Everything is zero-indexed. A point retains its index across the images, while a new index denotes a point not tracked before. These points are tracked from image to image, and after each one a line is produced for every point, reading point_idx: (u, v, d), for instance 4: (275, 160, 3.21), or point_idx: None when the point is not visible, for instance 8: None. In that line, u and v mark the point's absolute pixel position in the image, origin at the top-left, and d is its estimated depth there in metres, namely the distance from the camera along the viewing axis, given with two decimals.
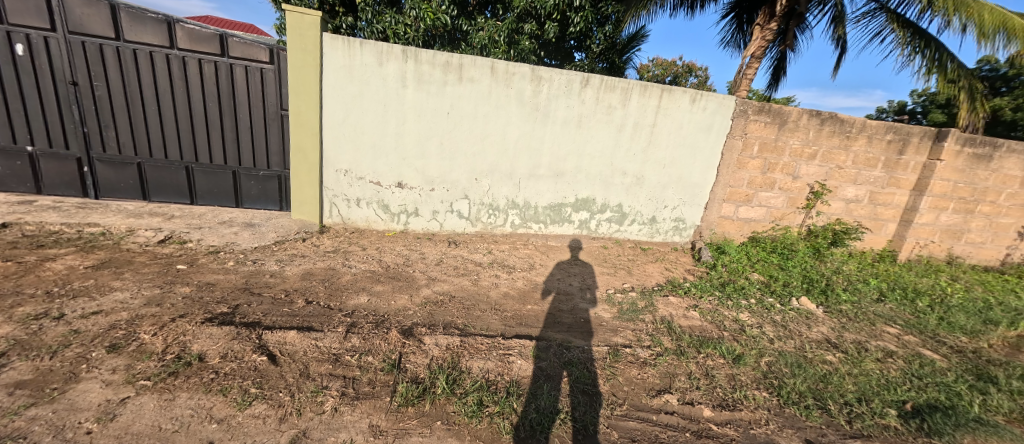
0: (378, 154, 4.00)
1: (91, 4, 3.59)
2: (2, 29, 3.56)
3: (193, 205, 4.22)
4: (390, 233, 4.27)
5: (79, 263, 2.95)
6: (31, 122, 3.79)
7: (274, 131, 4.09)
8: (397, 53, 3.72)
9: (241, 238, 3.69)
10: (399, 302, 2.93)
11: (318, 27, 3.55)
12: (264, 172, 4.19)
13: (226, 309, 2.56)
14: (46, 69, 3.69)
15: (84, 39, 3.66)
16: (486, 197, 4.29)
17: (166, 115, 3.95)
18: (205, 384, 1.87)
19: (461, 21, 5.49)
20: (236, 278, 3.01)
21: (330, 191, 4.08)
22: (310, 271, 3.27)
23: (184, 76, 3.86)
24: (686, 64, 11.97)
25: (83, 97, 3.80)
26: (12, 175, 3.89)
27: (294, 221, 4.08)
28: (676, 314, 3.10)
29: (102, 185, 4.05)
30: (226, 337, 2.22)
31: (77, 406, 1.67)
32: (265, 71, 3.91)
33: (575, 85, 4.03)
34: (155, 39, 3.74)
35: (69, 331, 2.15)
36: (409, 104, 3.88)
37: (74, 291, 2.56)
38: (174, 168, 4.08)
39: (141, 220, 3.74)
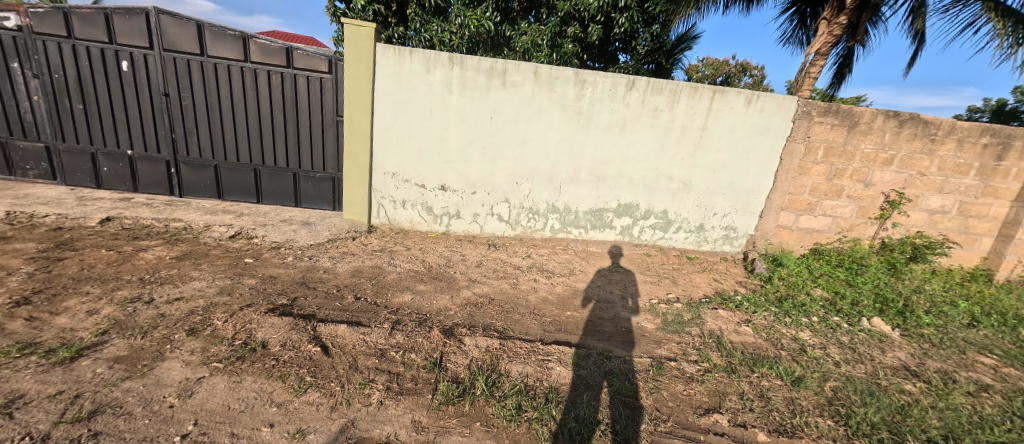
0: (423, 157, 4.15)
1: (182, 24, 4.05)
2: (112, 48, 4.11)
3: (259, 203, 4.61)
4: (432, 234, 4.41)
5: (165, 254, 3.32)
6: (132, 129, 4.34)
7: (330, 136, 4.37)
8: (443, 60, 3.85)
9: (299, 236, 3.96)
10: (440, 302, 3.01)
11: (372, 37, 3.76)
12: (321, 174, 4.49)
13: (286, 301, 2.77)
14: (144, 82, 4.21)
15: (175, 55, 4.13)
16: (526, 201, 4.30)
17: (239, 122, 4.35)
18: (267, 369, 2.04)
19: (504, 26, 5.59)
20: (294, 273, 3.25)
21: (378, 193, 4.29)
22: (358, 269, 3.45)
23: (255, 86, 4.24)
24: (741, 63, 11.34)
25: (173, 107, 4.28)
26: (115, 175, 4.46)
27: (346, 220, 4.33)
28: (726, 329, 2.92)
29: (185, 185, 4.53)
30: (286, 327, 2.40)
31: (162, 382, 1.88)
32: (324, 80, 4.20)
33: (620, 88, 3.95)
34: (232, 54, 4.14)
35: (156, 314, 2.43)
36: (453, 109, 3.99)
37: (161, 279, 2.88)
38: (244, 170, 4.48)
39: (216, 217, 4.13)
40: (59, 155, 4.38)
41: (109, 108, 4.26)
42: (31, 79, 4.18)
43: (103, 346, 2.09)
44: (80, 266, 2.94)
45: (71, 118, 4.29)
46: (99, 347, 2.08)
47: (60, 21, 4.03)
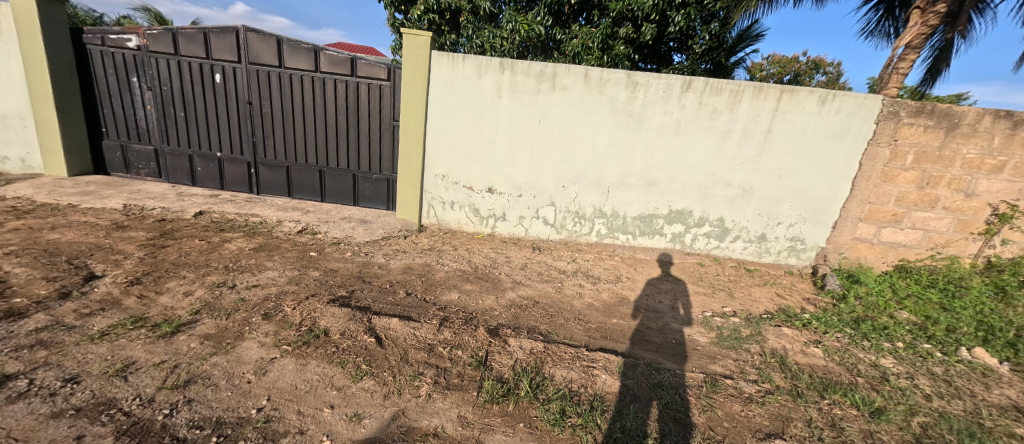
0: (472, 160, 4.26)
1: (264, 40, 4.52)
2: (208, 63, 4.67)
3: (323, 202, 4.99)
4: (478, 235, 4.51)
5: (245, 245, 3.70)
6: (220, 134, 4.89)
7: (387, 139, 4.63)
8: (494, 65, 3.94)
9: (357, 233, 4.24)
10: (485, 302, 3.07)
11: (428, 46, 3.95)
12: (378, 175, 4.77)
13: (345, 293, 2.98)
14: (232, 92, 4.73)
15: (257, 68, 4.61)
16: (572, 205, 4.26)
17: (308, 126, 4.74)
18: (329, 355, 2.20)
19: (555, 30, 5.58)
20: (353, 267, 3.48)
21: (429, 194, 4.47)
22: (410, 266, 3.62)
23: (323, 94, 4.60)
24: (813, 59, 10.44)
25: (254, 113, 4.76)
26: (206, 174, 5.05)
27: (399, 220, 4.55)
28: (791, 349, 2.70)
29: (262, 183, 5.02)
30: (345, 317, 2.58)
31: (241, 359, 2.10)
32: (383, 87, 4.46)
33: (675, 90, 3.79)
34: (304, 65, 4.53)
35: (237, 298, 2.72)
36: (503, 113, 4.06)
37: (241, 268, 3.22)
38: (312, 171, 4.87)
39: (286, 213, 4.54)
40: (163, 157, 5.05)
41: (203, 115, 4.84)
42: (145, 91, 4.86)
43: (196, 324, 2.38)
44: (178, 253, 3.37)
45: (174, 124, 4.92)
46: (192, 324, 2.37)
47: (168, 40, 4.65)
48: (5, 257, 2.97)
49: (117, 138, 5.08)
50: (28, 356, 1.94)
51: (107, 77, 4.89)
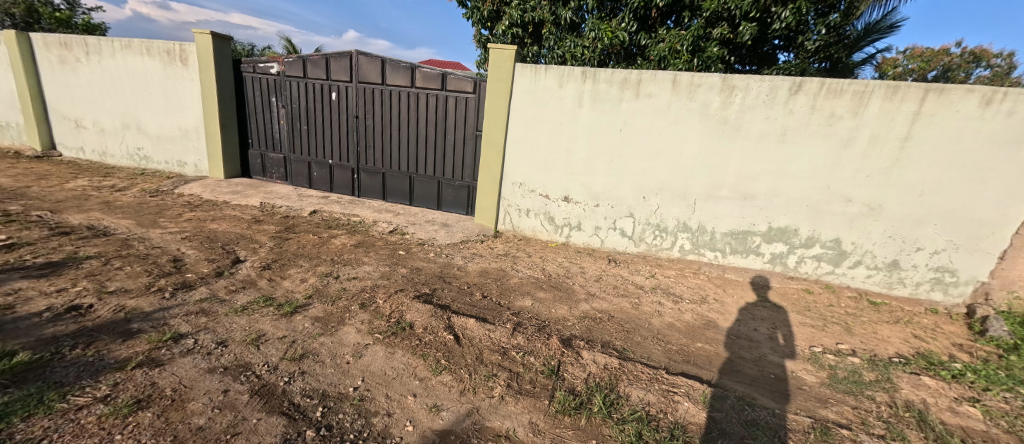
0: (549, 169, 4.29)
1: (371, 61, 5.11)
2: (326, 83, 5.42)
3: (411, 205, 5.42)
4: (552, 243, 4.50)
5: (347, 241, 4.18)
6: (332, 144, 5.62)
7: (470, 148, 4.89)
8: (576, 74, 3.94)
9: (439, 235, 4.53)
10: (558, 311, 3.05)
11: (513, 59, 4.10)
12: (460, 182, 5.05)
13: (428, 290, 3.20)
14: (343, 107, 5.41)
15: (364, 86, 5.23)
16: (653, 217, 4.04)
17: (402, 136, 5.22)
18: (413, 347, 2.38)
19: (639, 35, 5.38)
20: (435, 267, 3.72)
21: (506, 201, 4.61)
22: (486, 270, 3.75)
23: (417, 107, 5.04)
24: (972, 49, 8.54)
25: (359, 126, 5.39)
26: (319, 178, 5.83)
27: (477, 225, 4.76)
28: (933, 404, 2.21)
29: (362, 187, 5.64)
30: (428, 313, 2.77)
31: (341, 342, 2.37)
32: (469, 100, 4.74)
33: (781, 93, 3.40)
34: (402, 81, 5.01)
35: (339, 288, 3.09)
36: (583, 121, 4.03)
37: (343, 261, 3.65)
38: (403, 177, 5.34)
39: (381, 214, 5.03)
40: (289, 163, 5.96)
41: (320, 128, 5.62)
42: (279, 108, 5.81)
43: (309, 306, 2.76)
44: (296, 246, 3.93)
45: (298, 135, 5.79)
46: (305, 307, 2.75)
47: (298, 66, 5.51)
48: (180, 240, 3.76)
49: (257, 147, 6.13)
50: (193, 320, 2.43)
51: (254, 98, 5.95)
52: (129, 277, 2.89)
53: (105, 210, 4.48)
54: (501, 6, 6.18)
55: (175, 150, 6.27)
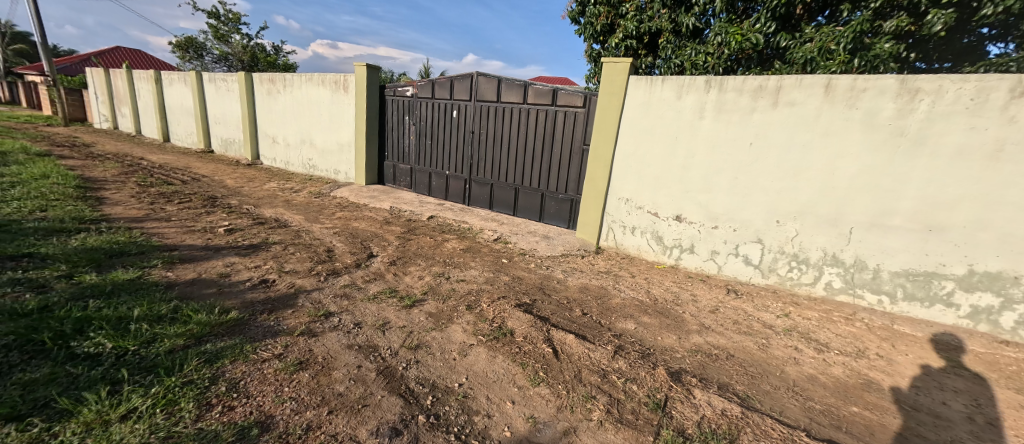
0: (660, 185, 4.01)
1: (490, 81, 5.52)
2: (449, 102, 6.03)
3: (514, 216, 5.62)
4: (659, 265, 4.17)
5: (457, 246, 4.53)
6: (450, 157, 6.20)
7: (576, 162, 4.88)
8: (699, 84, 3.64)
9: (541, 247, 4.58)
10: (665, 340, 2.80)
11: (628, 71, 4.00)
12: (563, 195, 5.06)
13: (528, 301, 3.24)
14: (462, 123, 5.94)
15: (481, 104, 5.66)
16: (788, 245, 3.45)
17: (511, 150, 5.48)
18: (513, 354, 2.44)
19: (778, 36, 4.69)
20: (535, 278, 3.77)
21: (610, 217, 4.46)
22: (587, 286, 3.65)
23: (527, 122, 5.25)
24: None
25: (474, 140, 5.85)
26: (437, 187, 6.47)
27: (579, 239, 4.70)
28: None
29: (471, 197, 6.07)
30: (528, 323, 2.81)
31: (449, 339, 2.56)
32: (578, 114, 4.76)
33: (995, 96, 2.59)
34: (515, 98, 5.29)
35: (449, 288, 3.36)
36: (703, 134, 3.69)
37: (453, 264, 3.96)
38: (509, 188, 5.59)
39: (487, 223, 5.32)
40: (414, 173, 6.76)
41: (441, 142, 6.26)
42: (410, 125, 6.66)
43: (424, 302, 3.05)
44: (416, 246, 4.41)
45: (423, 149, 6.54)
46: (421, 302, 3.06)
47: (429, 88, 6.26)
48: (333, 234, 4.55)
49: (391, 159, 7.11)
50: (337, 302, 2.90)
51: (392, 117, 6.95)
52: (298, 260, 3.60)
53: (285, 207, 5.69)
54: (615, 19, 6.07)
55: (333, 160, 7.65)
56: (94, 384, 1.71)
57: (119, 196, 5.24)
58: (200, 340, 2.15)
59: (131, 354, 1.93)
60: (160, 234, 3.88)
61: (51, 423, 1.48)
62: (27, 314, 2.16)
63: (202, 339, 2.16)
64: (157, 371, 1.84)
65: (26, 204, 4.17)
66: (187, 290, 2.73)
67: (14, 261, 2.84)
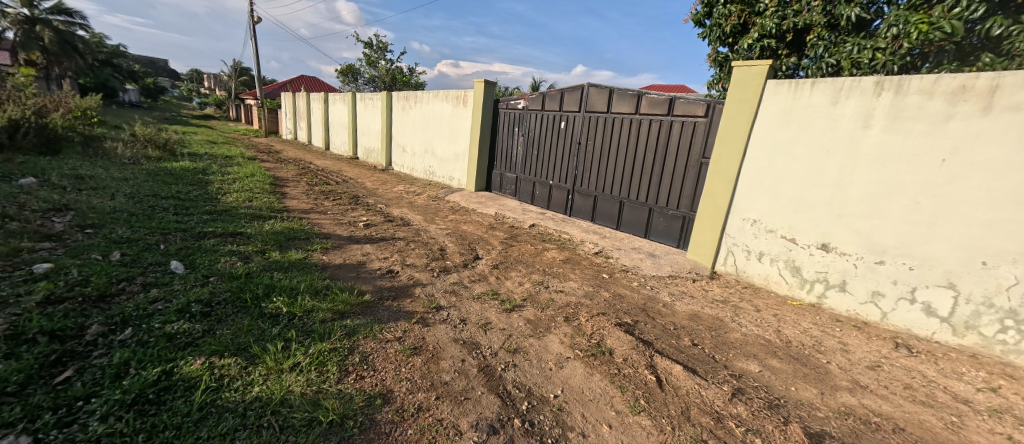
0: (801, 207, 3.42)
1: (601, 92, 5.46)
2: (559, 114, 6.13)
3: (617, 230, 5.41)
4: (793, 300, 3.53)
5: (557, 256, 4.54)
6: (555, 167, 6.27)
7: (691, 176, 4.49)
8: (866, 87, 3.01)
9: (645, 265, 4.31)
10: (799, 392, 2.35)
11: (762, 75, 3.56)
12: (674, 211, 4.70)
13: (630, 321, 3.06)
14: (569, 134, 5.98)
15: (590, 114, 5.63)
16: (1000, 297, 2.55)
17: (618, 162, 5.31)
18: (612, 376, 2.33)
19: (992, 20, 3.56)
20: (638, 298, 3.55)
21: (732, 239, 3.96)
22: (699, 314, 3.29)
23: (638, 133, 5.03)
24: None
25: (581, 151, 5.82)
26: (540, 196, 6.60)
27: (690, 261, 4.29)
28: None
29: (574, 207, 6.03)
30: (629, 345, 2.66)
31: (547, 348, 2.57)
32: (698, 124, 4.39)
33: None
34: (628, 108, 5.12)
35: (548, 298, 3.38)
36: (867, 147, 3.03)
37: (553, 273, 3.97)
38: (614, 201, 5.40)
39: (589, 235, 5.22)
40: (519, 182, 7.02)
41: (548, 152, 6.38)
42: (520, 137, 6.95)
43: (523, 308, 3.13)
44: (518, 253, 4.55)
45: (530, 159, 6.75)
46: (520, 307, 3.14)
47: (539, 101, 6.47)
48: (446, 235, 4.99)
49: (499, 168, 7.51)
50: (446, 297, 3.16)
51: (504, 129, 7.35)
52: (417, 256, 4.04)
53: (409, 208, 6.45)
54: (750, 18, 5.43)
55: (449, 168, 8.41)
56: (274, 338, 2.18)
57: (295, 192, 6.61)
58: (342, 315, 2.56)
59: (297, 319, 2.41)
60: (318, 225, 4.75)
61: (247, 363, 1.94)
62: (237, 277, 2.86)
63: (343, 314, 2.58)
64: (313, 335, 2.26)
65: (240, 195, 5.55)
66: (334, 272, 3.29)
67: (231, 237, 3.80)
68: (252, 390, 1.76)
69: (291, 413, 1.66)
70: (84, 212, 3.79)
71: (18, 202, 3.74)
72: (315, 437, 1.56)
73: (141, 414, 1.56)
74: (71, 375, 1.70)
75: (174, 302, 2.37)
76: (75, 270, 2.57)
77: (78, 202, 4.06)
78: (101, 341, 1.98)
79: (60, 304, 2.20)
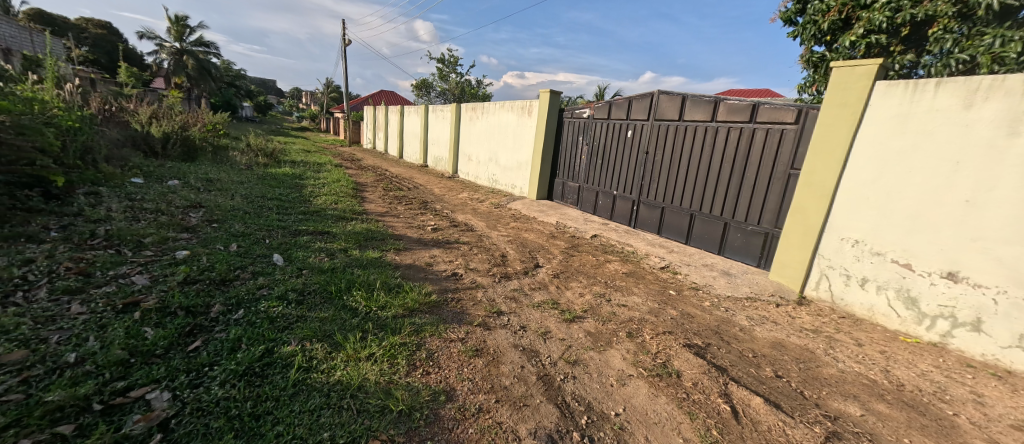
0: (918, 227, 2.91)
1: (672, 99, 5.22)
2: (626, 122, 5.96)
3: (686, 244, 5.08)
4: (906, 337, 2.99)
5: (620, 268, 4.39)
6: (619, 176, 6.08)
7: (776, 189, 4.09)
8: (1012, 86, 2.51)
9: (719, 284, 3.98)
10: None
11: (869, 76, 3.15)
12: (753, 227, 4.30)
13: (701, 343, 2.84)
14: (636, 143, 5.77)
15: (660, 122, 5.39)
16: None
17: (690, 172, 5.00)
18: (680, 400, 2.17)
19: None
20: (711, 319, 3.28)
21: (826, 261, 3.50)
22: (783, 342, 2.95)
23: (714, 142, 4.71)
24: None
25: (648, 160, 5.58)
26: (603, 207, 6.43)
27: (773, 283, 3.88)
28: None
29: (638, 219, 5.79)
30: (699, 369, 2.48)
31: (608, 363, 2.49)
32: (786, 131, 4.00)
33: None
34: (703, 115, 4.83)
35: (610, 311, 3.27)
36: (1013, 158, 2.50)
37: (615, 286, 3.84)
38: (683, 213, 5.09)
39: (655, 249, 4.97)
40: (581, 191, 6.92)
41: (613, 162, 6.22)
42: (584, 146, 6.87)
43: (583, 320, 3.07)
44: (579, 263, 4.48)
45: (593, 168, 6.64)
46: (580, 319, 3.08)
47: (605, 109, 6.36)
48: (507, 242, 5.09)
49: (561, 177, 7.48)
50: (507, 303, 3.22)
51: (568, 138, 7.33)
52: (480, 261, 4.17)
53: (473, 214, 6.68)
54: (855, 12, 4.80)
55: (512, 176, 8.56)
56: (353, 329, 2.38)
57: (373, 197, 7.21)
58: (412, 312, 2.73)
59: (373, 313, 2.61)
60: (392, 227, 5.12)
61: (331, 349, 2.14)
62: (324, 271, 3.19)
63: (413, 312, 2.74)
64: (386, 329, 2.43)
65: (328, 198, 6.19)
66: (406, 272, 3.52)
67: (320, 235, 4.25)
68: (334, 373, 1.95)
69: (367, 398, 1.81)
70: (211, 209, 4.50)
71: (166, 199, 4.56)
72: (386, 424, 1.68)
73: (249, 383, 1.81)
74: (199, 345, 2.02)
75: (275, 290, 2.71)
76: (203, 258, 3.07)
77: (207, 201, 4.84)
78: (221, 318, 2.33)
79: (193, 285, 2.64)
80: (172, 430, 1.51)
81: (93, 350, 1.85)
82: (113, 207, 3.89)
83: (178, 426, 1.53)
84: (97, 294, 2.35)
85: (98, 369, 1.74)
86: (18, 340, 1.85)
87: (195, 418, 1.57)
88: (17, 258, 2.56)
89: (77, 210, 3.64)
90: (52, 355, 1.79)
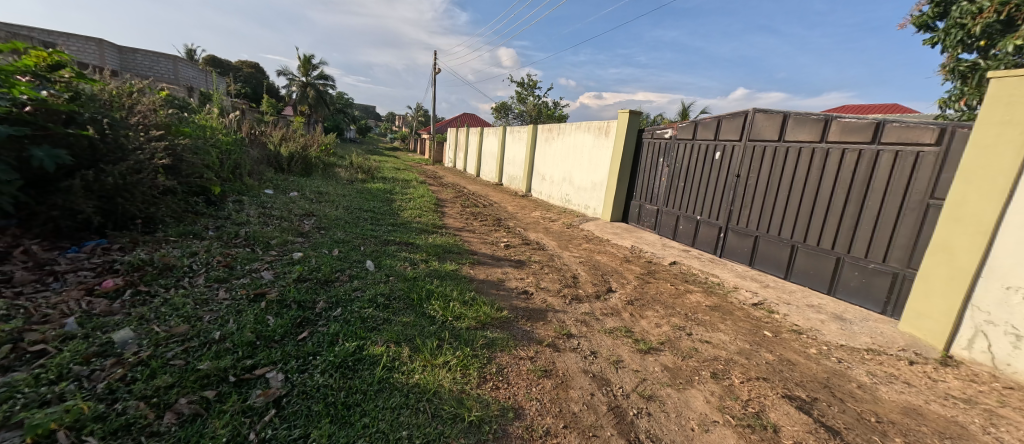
0: None
1: (771, 117, 4.76)
2: (715, 142, 5.56)
3: (786, 279, 4.50)
4: None
5: (703, 300, 4.02)
6: (705, 200, 5.64)
7: (908, 221, 3.45)
8: None
9: (828, 329, 3.43)
10: None
11: None
12: (876, 265, 3.66)
13: (804, 396, 2.46)
14: (726, 165, 5.34)
15: (756, 143, 4.93)
16: None
17: (793, 197, 4.47)
18: None
19: None
20: (817, 369, 2.83)
21: (984, 315, 2.78)
22: (917, 409, 2.42)
23: (824, 165, 4.17)
24: None
25: (740, 184, 5.11)
26: (684, 233, 6.01)
27: (905, 336, 3.22)
28: None
29: (725, 248, 5.29)
30: (804, 427, 2.14)
31: (689, 404, 2.28)
32: (922, 154, 3.38)
33: None
34: (810, 135, 4.31)
35: (691, 346, 3.01)
36: None
37: (698, 320, 3.53)
38: (782, 244, 4.54)
39: (745, 282, 4.47)
40: (660, 215, 6.56)
41: (697, 185, 5.81)
42: (664, 168, 6.55)
43: (659, 352, 2.87)
44: (656, 290, 4.22)
45: (674, 191, 6.27)
46: (657, 351, 2.88)
47: (690, 129, 6.02)
48: (579, 263, 5.00)
49: (638, 199, 7.19)
50: (578, 326, 3.13)
51: (647, 159, 7.06)
52: (551, 281, 4.16)
53: (545, 233, 6.71)
54: (1020, 11, 3.95)
55: (587, 197, 8.42)
56: (431, 336, 2.53)
57: (452, 212, 7.65)
58: (484, 326, 2.81)
59: (449, 322, 2.75)
60: (467, 242, 5.38)
61: (410, 353, 2.29)
62: (407, 279, 3.45)
63: (485, 325, 2.83)
64: (460, 340, 2.53)
65: (413, 212, 6.74)
66: (479, 285, 3.66)
67: (405, 245, 4.63)
68: (413, 376, 2.08)
69: (441, 403, 1.90)
70: (320, 218, 5.18)
71: (288, 208, 5.37)
72: (458, 431, 1.74)
73: (343, 375, 2.02)
74: (307, 337, 2.32)
75: (367, 292, 3.00)
76: (311, 260, 3.52)
77: (318, 210, 5.58)
78: (324, 313, 2.64)
79: (304, 282, 3.05)
80: (282, 407, 1.75)
81: (232, 330, 2.23)
82: (251, 213, 4.69)
83: (287, 405, 1.76)
84: (236, 284, 2.85)
85: (234, 347, 2.09)
86: (184, 316, 2.31)
87: (300, 399, 1.80)
88: (186, 251, 3.21)
89: (227, 214, 4.46)
90: (204, 331, 2.19)
